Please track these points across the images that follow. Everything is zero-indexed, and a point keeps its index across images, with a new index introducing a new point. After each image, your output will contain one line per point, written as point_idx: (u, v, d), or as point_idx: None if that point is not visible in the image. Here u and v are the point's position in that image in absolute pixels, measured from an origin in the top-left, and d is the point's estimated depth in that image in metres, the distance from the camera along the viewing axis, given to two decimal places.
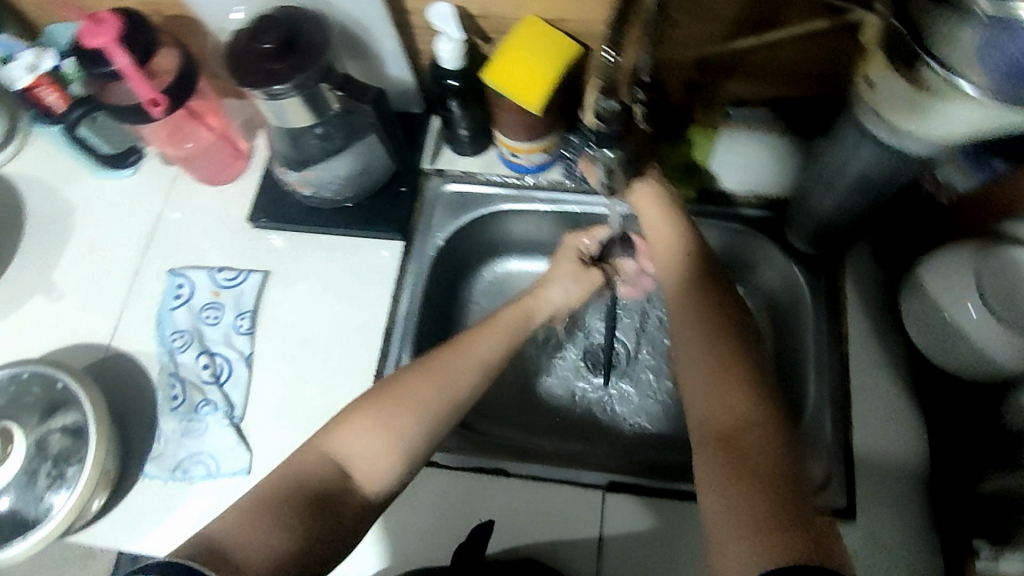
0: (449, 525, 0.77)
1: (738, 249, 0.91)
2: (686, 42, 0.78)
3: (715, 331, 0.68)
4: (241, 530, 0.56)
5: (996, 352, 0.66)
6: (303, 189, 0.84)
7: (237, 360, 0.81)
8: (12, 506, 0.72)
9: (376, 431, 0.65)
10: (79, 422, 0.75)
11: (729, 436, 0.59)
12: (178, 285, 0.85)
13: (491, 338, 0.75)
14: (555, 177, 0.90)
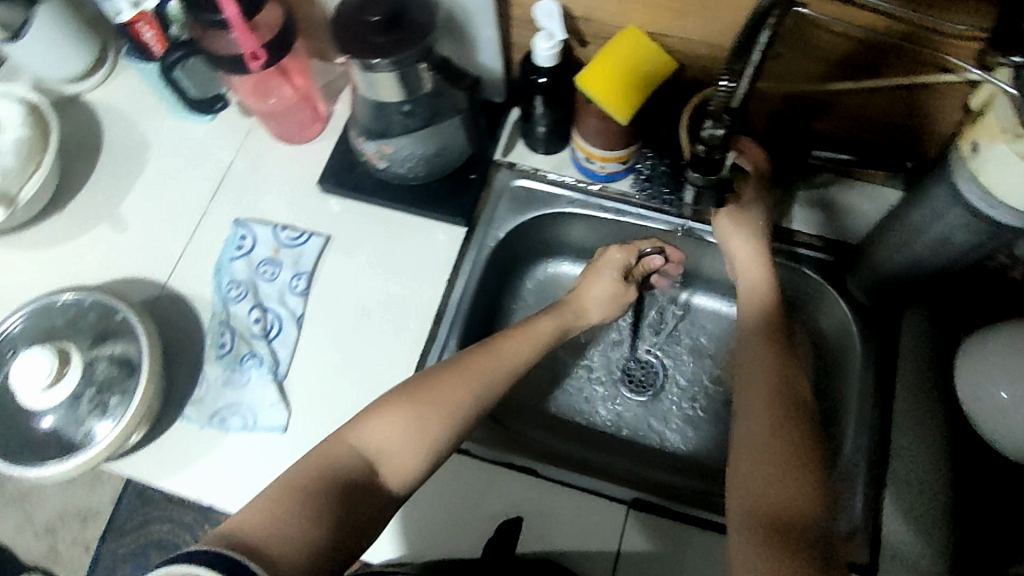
0: (473, 514, 0.77)
1: (793, 285, 0.90)
2: (782, 76, 0.78)
3: (778, 386, 0.70)
4: (272, 525, 0.57)
5: None
6: (377, 161, 0.84)
7: (288, 319, 0.82)
8: (55, 427, 0.74)
9: (402, 428, 0.66)
10: (129, 355, 0.77)
11: (768, 498, 0.62)
12: (240, 236, 0.86)
13: (514, 345, 0.77)
14: (623, 188, 0.89)
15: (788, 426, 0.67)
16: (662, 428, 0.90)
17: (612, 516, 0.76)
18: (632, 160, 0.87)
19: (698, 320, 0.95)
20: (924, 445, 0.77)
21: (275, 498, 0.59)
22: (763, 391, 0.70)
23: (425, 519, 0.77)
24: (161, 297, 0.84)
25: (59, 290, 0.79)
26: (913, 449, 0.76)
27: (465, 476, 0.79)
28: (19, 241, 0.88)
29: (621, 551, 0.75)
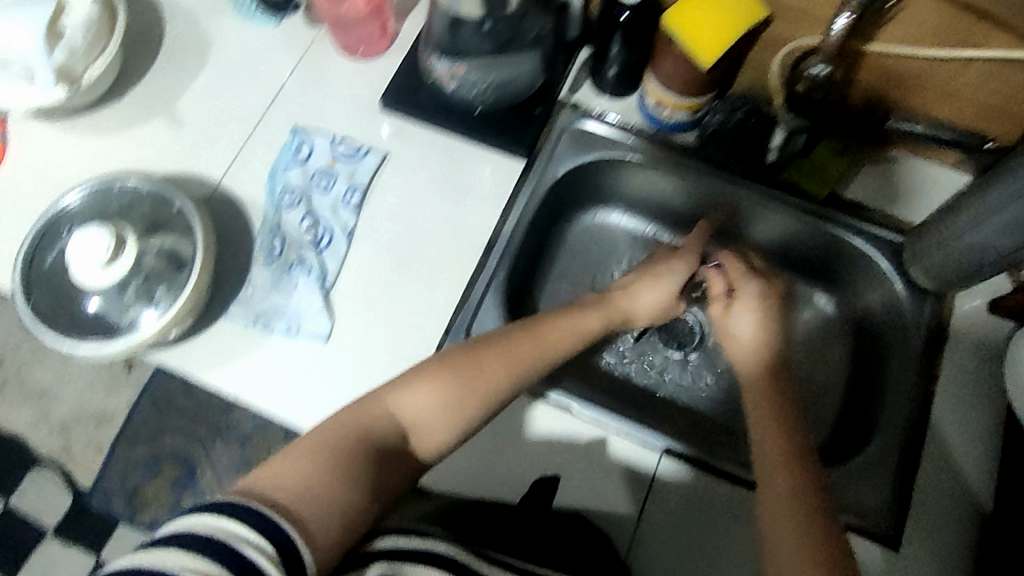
0: (504, 447, 0.77)
1: (841, 263, 0.88)
2: (871, 37, 0.75)
3: (783, 426, 0.67)
4: (306, 484, 0.52)
5: None
6: (446, 82, 0.83)
7: (338, 231, 0.82)
8: (100, 310, 0.74)
9: (435, 401, 0.62)
10: (179, 251, 0.76)
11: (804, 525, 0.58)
12: (297, 145, 0.85)
13: (558, 332, 0.71)
14: (687, 140, 0.88)
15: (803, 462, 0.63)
16: (693, 387, 0.90)
17: (641, 461, 0.77)
18: (701, 112, 0.85)
19: None
20: (961, 433, 0.77)
21: (298, 461, 0.54)
22: (774, 430, 0.66)
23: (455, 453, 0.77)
24: (212, 198, 0.84)
25: (114, 177, 0.79)
26: (948, 433, 0.77)
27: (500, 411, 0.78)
28: (75, 126, 0.88)
29: (646, 507, 0.75)
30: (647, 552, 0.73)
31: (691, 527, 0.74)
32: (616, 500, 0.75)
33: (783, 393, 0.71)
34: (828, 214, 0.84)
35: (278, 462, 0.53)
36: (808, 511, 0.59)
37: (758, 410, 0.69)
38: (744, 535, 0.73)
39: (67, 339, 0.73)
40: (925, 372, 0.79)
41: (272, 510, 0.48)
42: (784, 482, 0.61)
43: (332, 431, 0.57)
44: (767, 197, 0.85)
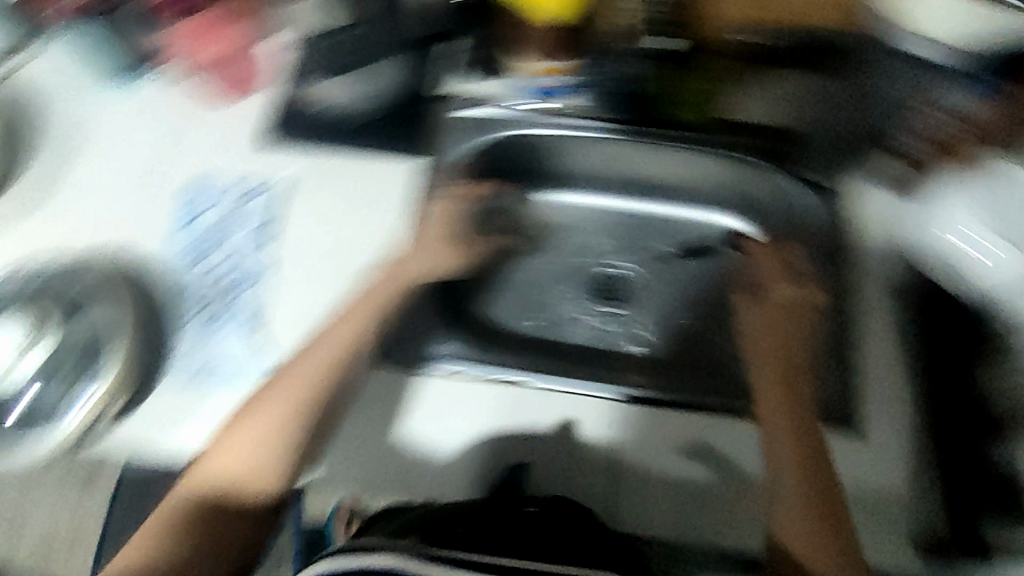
0: (466, 448, 0.75)
1: (746, 184, 0.90)
2: None
3: (801, 438, 0.71)
4: (148, 560, 0.70)
5: None
6: (320, 99, 0.88)
7: (253, 270, 0.82)
8: (33, 406, 0.75)
9: (249, 452, 0.73)
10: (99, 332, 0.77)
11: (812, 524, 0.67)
12: (195, 199, 0.85)
13: (343, 326, 0.77)
14: (576, 103, 0.89)
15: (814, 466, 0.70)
16: (639, 335, 0.88)
17: (603, 418, 0.76)
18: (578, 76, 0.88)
19: (653, 222, 0.94)
20: (892, 310, 0.79)
21: (150, 537, 0.71)
22: (798, 433, 0.72)
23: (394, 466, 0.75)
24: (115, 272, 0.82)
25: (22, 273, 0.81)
26: (878, 308, 0.79)
27: (441, 405, 0.77)
28: None
29: (617, 469, 0.74)
30: (630, 504, 0.73)
31: (665, 470, 0.74)
32: (582, 473, 0.75)
33: (793, 382, 0.76)
34: (723, 141, 0.87)
35: (138, 543, 0.71)
36: (822, 522, 0.67)
37: (778, 413, 0.74)
38: (713, 460, 0.74)
39: (15, 427, 0.75)
40: (843, 264, 0.82)
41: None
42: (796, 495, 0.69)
43: (164, 512, 0.73)
44: (663, 140, 0.88)
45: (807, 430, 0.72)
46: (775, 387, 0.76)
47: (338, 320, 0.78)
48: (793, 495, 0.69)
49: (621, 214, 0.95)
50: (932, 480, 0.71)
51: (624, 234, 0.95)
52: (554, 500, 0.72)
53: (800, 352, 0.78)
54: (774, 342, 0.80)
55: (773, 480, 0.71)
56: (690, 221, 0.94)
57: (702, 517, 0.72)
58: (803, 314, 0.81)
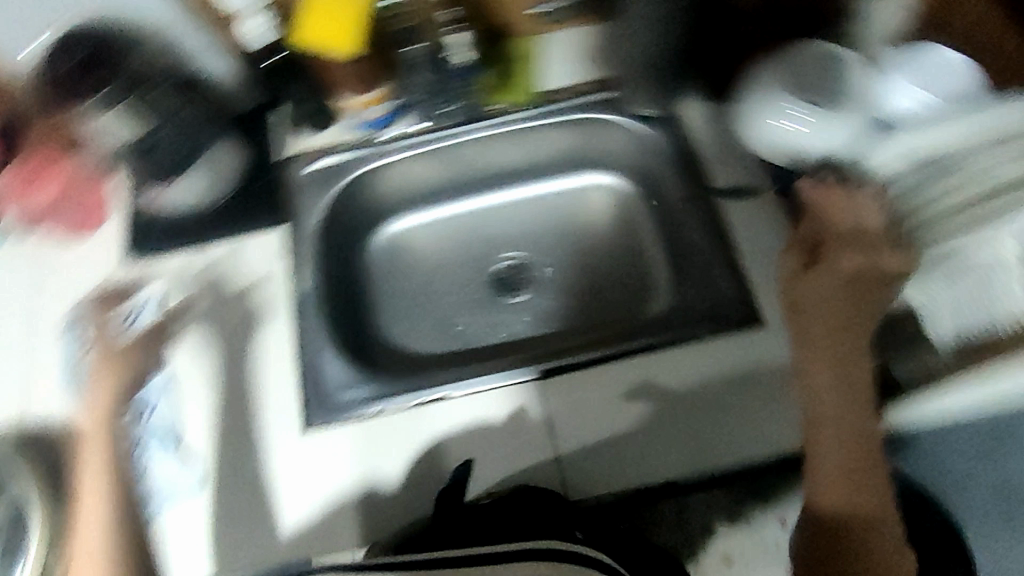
0: (417, 480, 0.73)
1: (592, 142, 0.95)
2: None
3: (855, 387, 0.61)
4: None
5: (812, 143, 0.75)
6: (168, 200, 0.86)
7: (156, 385, 0.78)
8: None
9: None
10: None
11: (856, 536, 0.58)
12: (76, 337, 0.82)
13: (95, 469, 0.65)
14: (404, 125, 0.92)
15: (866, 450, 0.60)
16: (546, 312, 0.92)
17: (530, 396, 0.78)
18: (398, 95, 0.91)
19: (528, 211, 0.99)
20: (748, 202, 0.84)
21: None
22: (857, 431, 0.60)
23: (333, 524, 0.72)
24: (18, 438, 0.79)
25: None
26: (740, 208, 0.84)
27: (362, 448, 0.76)
28: None
29: (563, 449, 0.75)
30: (578, 468, 0.74)
31: (600, 422, 0.76)
32: (483, 466, 0.74)
33: (862, 325, 0.61)
34: (552, 107, 0.92)
35: None
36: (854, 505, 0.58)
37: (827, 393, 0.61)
38: (645, 396, 0.77)
39: None
40: (693, 177, 0.88)
41: None
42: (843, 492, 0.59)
43: None
44: (500, 127, 0.92)
45: (862, 417, 0.61)
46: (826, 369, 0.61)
47: (87, 472, 0.65)
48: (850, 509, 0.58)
49: (500, 213, 0.99)
50: None
51: (497, 227, 0.99)
52: (511, 490, 0.72)
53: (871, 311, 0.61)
54: (822, 326, 0.61)
55: (811, 418, 0.62)
56: (562, 193, 0.99)
57: (648, 452, 0.74)
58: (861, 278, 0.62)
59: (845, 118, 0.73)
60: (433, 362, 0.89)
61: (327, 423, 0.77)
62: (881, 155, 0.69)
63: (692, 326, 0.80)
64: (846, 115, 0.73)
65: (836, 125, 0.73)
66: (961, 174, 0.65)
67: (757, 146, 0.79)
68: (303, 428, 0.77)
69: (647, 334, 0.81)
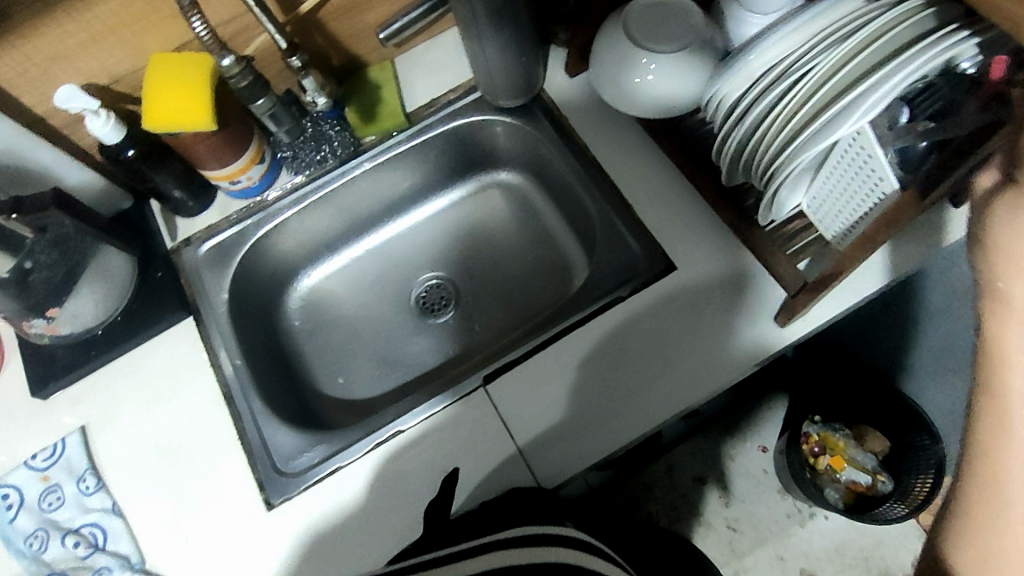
0: (395, 520, 0.73)
1: (473, 144, 0.95)
2: (288, 9, 0.79)
3: None
4: None
5: (678, 88, 0.77)
6: (60, 328, 0.81)
7: (104, 517, 0.76)
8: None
9: None
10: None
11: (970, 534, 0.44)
12: (2, 497, 0.77)
13: None
14: (285, 180, 0.90)
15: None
16: (475, 319, 0.95)
17: (483, 406, 0.78)
18: (268, 154, 0.87)
19: (429, 230, 1.01)
20: (634, 155, 0.85)
21: None
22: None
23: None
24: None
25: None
26: (629, 164, 0.85)
27: (333, 509, 0.75)
28: None
29: (523, 443, 0.76)
30: (544, 458, 0.75)
31: (553, 406, 0.77)
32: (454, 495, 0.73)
33: None
34: (425, 124, 0.91)
35: None
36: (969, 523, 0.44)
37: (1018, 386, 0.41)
38: (589, 370, 0.78)
39: None
40: (577, 149, 0.88)
41: None
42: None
43: None
44: (379, 159, 0.91)
45: None
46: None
47: None
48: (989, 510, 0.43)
49: (403, 243, 1.01)
50: (748, 262, 0.78)
51: (407, 253, 1.00)
52: (499, 495, 0.72)
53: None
54: None
55: None
56: (455, 202, 1.01)
57: (606, 422, 0.76)
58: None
59: (690, 62, 0.76)
60: (382, 402, 0.90)
61: (289, 496, 0.75)
62: (728, 85, 0.72)
63: (614, 291, 0.82)
64: (690, 57, 0.76)
65: (685, 69, 0.76)
66: (805, 79, 0.66)
67: (621, 107, 0.82)
68: (267, 507, 0.75)
69: (576, 312, 0.82)
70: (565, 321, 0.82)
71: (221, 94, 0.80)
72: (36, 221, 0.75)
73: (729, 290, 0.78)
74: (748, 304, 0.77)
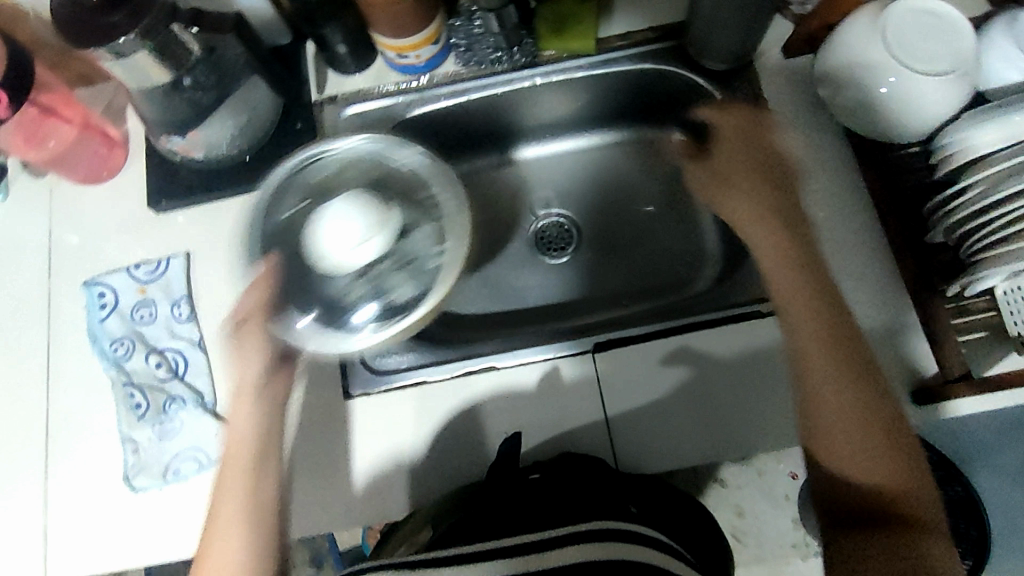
0: (467, 447, 0.73)
1: (650, 94, 0.87)
2: None
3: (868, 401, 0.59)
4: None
5: (920, 103, 0.69)
6: (193, 152, 0.77)
7: (189, 349, 0.76)
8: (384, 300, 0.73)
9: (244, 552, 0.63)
10: (444, 192, 0.75)
11: (908, 544, 0.53)
12: (99, 294, 0.78)
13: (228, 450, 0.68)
14: (450, 67, 0.84)
15: (898, 441, 0.58)
16: (588, 272, 0.90)
17: (581, 372, 0.75)
18: (444, 36, 0.81)
19: (567, 163, 0.94)
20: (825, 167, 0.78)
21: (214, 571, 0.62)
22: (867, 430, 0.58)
23: (386, 487, 0.72)
24: (55, 411, 0.77)
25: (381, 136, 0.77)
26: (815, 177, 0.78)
27: (406, 416, 0.74)
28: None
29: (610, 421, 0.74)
30: (627, 439, 0.73)
31: (645, 393, 0.74)
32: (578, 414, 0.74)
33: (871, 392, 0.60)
34: (610, 57, 0.83)
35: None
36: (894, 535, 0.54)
37: (834, 389, 0.60)
38: (700, 372, 0.74)
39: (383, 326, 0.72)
40: None
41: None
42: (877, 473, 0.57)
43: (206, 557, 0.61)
44: (551, 77, 0.84)
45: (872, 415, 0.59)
46: (829, 362, 0.61)
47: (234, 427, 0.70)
48: (896, 494, 0.56)
49: (538, 167, 0.95)
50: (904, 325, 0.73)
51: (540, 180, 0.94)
52: (556, 456, 0.72)
53: (833, 288, 0.65)
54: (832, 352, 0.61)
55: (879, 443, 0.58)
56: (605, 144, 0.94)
57: (694, 428, 0.73)
58: (732, 185, 0.75)
59: (943, 83, 0.68)
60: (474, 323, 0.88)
61: (370, 393, 0.75)
62: (982, 134, 0.64)
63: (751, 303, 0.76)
64: (944, 82, 0.68)
65: (936, 95, 0.68)
66: None
67: (846, 115, 0.75)
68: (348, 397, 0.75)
69: (702, 311, 0.76)
70: (690, 316, 0.76)
71: None
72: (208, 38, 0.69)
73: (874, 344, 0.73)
74: (891, 366, 0.72)
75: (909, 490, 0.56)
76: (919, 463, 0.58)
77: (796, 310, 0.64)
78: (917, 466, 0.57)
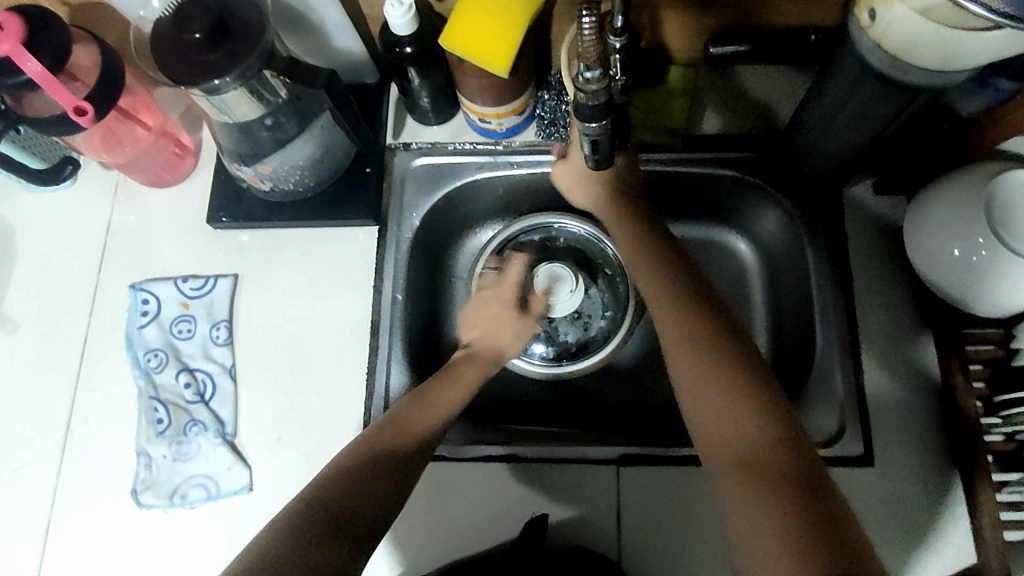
0: (486, 528, 0.73)
1: (727, 199, 0.84)
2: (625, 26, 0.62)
3: (718, 362, 0.60)
4: (315, 534, 0.52)
5: (1014, 284, 0.65)
6: (260, 184, 0.77)
7: (219, 374, 0.76)
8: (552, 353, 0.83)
9: (354, 473, 0.57)
10: (625, 279, 0.84)
11: (784, 490, 0.52)
12: (143, 301, 0.79)
13: (450, 393, 0.68)
14: (529, 137, 0.81)
15: (756, 390, 0.58)
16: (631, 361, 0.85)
17: (604, 480, 0.73)
18: (530, 108, 0.79)
19: None
20: (890, 317, 0.75)
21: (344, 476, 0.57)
22: (727, 405, 0.58)
23: (420, 552, 0.72)
24: (79, 409, 0.77)
25: (574, 214, 0.85)
26: (880, 326, 0.75)
27: (429, 481, 0.74)
28: None
29: (622, 528, 0.72)
30: (638, 553, 0.71)
31: (667, 513, 0.71)
32: (643, 502, 0.72)
33: (729, 363, 0.60)
34: (688, 157, 0.81)
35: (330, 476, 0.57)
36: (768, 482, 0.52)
37: (691, 363, 0.61)
38: None
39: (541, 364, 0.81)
40: (839, 275, 0.76)
41: (321, 530, 0.53)
42: (738, 446, 0.56)
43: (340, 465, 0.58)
44: None
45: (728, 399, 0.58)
46: (678, 330, 0.63)
47: (446, 384, 0.69)
48: (758, 446, 0.55)
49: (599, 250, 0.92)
50: (944, 503, 0.70)
51: None
52: (567, 551, 0.71)
53: (699, 284, 0.67)
54: (682, 333, 0.63)
55: (730, 418, 0.57)
56: (705, 237, 0.88)
57: (703, 554, 0.70)
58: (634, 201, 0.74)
59: None
60: (503, 398, 0.85)
61: (450, 457, 0.75)
62: None
63: None
64: None
65: None
66: None
67: (930, 273, 0.71)
68: (435, 459, 0.75)
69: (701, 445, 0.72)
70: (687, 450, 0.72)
71: (526, 40, 0.71)
72: (295, 89, 0.71)
73: (910, 513, 0.70)
74: (920, 539, 0.69)
75: (769, 437, 0.55)
76: (782, 405, 0.58)
77: (655, 298, 0.67)
78: (780, 411, 0.57)
